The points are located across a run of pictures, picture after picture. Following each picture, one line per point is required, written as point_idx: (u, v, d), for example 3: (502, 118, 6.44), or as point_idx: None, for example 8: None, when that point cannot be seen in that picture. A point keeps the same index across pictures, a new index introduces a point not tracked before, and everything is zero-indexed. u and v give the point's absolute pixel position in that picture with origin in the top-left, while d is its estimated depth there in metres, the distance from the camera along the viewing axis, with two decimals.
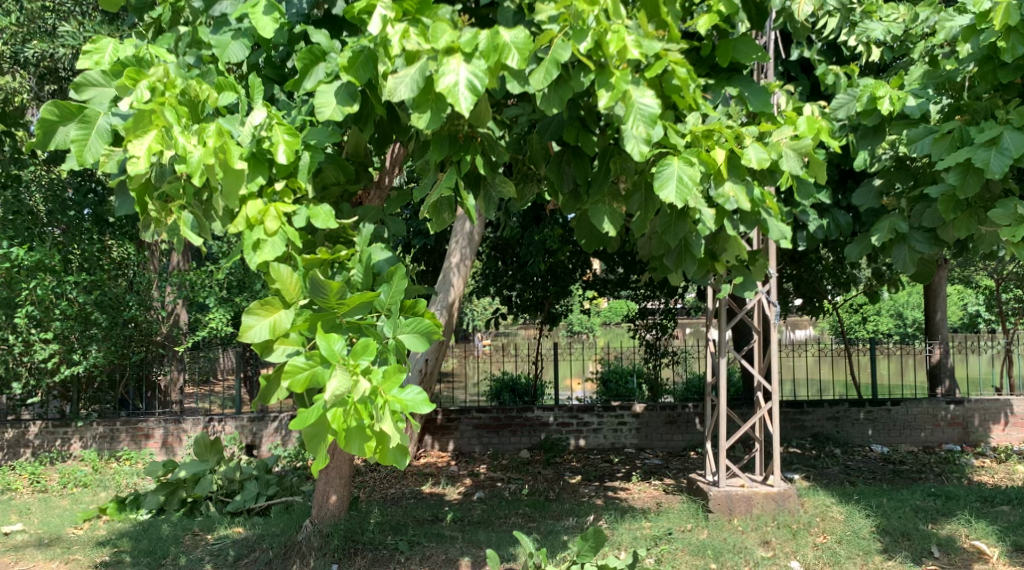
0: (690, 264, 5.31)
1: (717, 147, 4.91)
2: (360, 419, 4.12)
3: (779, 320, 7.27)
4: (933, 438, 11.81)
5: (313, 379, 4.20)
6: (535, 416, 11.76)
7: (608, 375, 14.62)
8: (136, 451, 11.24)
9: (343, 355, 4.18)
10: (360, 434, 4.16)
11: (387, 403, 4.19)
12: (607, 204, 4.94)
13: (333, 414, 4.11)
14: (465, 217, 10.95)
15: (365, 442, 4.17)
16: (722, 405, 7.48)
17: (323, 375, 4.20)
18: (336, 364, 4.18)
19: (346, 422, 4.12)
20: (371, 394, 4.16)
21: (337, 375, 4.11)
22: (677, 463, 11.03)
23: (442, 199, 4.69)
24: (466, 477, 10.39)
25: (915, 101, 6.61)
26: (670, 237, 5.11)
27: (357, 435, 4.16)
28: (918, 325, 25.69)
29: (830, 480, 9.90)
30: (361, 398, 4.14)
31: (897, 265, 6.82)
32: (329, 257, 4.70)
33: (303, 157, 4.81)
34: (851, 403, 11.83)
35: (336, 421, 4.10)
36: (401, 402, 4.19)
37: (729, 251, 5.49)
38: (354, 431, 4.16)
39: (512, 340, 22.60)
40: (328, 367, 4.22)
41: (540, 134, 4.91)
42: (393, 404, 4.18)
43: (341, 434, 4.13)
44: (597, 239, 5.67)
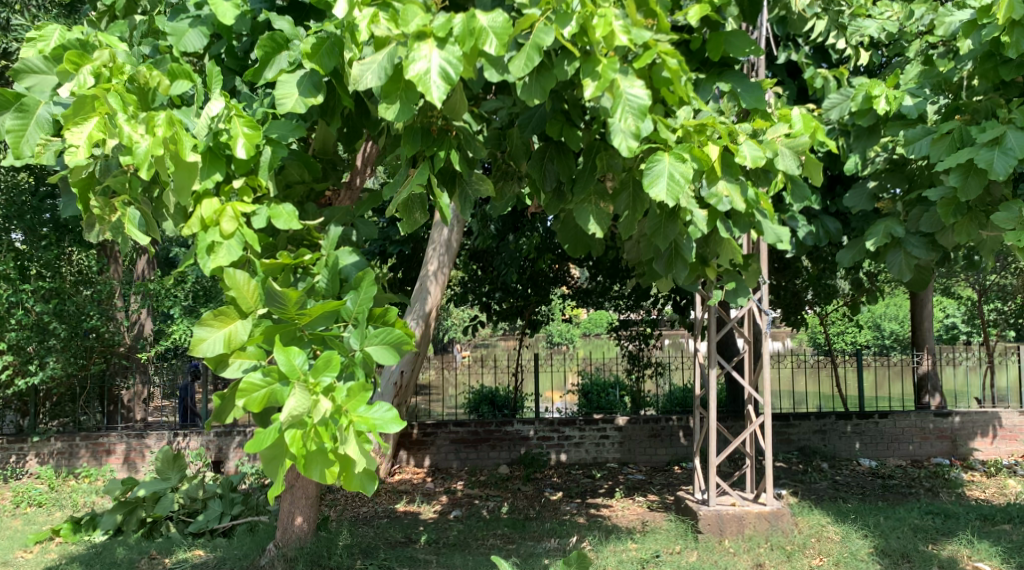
0: (681, 268, 4.98)
1: (711, 142, 4.57)
2: (321, 442, 3.73)
3: (770, 329, 6.95)
4: (921, 451, 11.51)
5: (270, 398, 3.82)
6: (515, 430, 11.38)
7: (588, 388, 14.06)
8: (96, 468, 10.74)
9: (304, 372, 3.78)
10: (322, 459, 3.79)
11: (352, 423, 3.79)
12: (591, 204, 4.59)
13: (291, 437, 3.73)
14: (442, 223, 10.60)
15: (327, 467, 3.81)
16: (711, 419, 7.13)
17: (280, 394, 3.82)
18: (295, 381, 3.77)
19: (306, 445, 3.75)
20: (333, 414, 3.77)
21: (295, 395, 3.71)
22: (661, 479, 10.69)
23: (414, 198, 4.29)
24: (443, 495, 9.99)
25: (912, 100, 6.32)
26: (659, 239, 4.78)
27: (319, 459, 3.79)
28: (896, 337, 25.59)
29: (819, 497, 9.58)
30: (322, 419, 3.74)
31: (892, 271, 6.49)
32: (291, 262, 4.29)
33: (264, 152, 4.42)
34: (838, 415, 11.51)
35: (294, 444, 3.72)
36: (367, 423, 3.78)
37: (721, 254, 5.17)
38: (316, 455, 3.78)
39: (490, 352, 22.22)
40: (287, 385, 3.84)
41: (521, 129, 4.53)
42: (359, 425, 3.78)
43: (300, 458, 3.76)
44: (582, 242, 5.34)
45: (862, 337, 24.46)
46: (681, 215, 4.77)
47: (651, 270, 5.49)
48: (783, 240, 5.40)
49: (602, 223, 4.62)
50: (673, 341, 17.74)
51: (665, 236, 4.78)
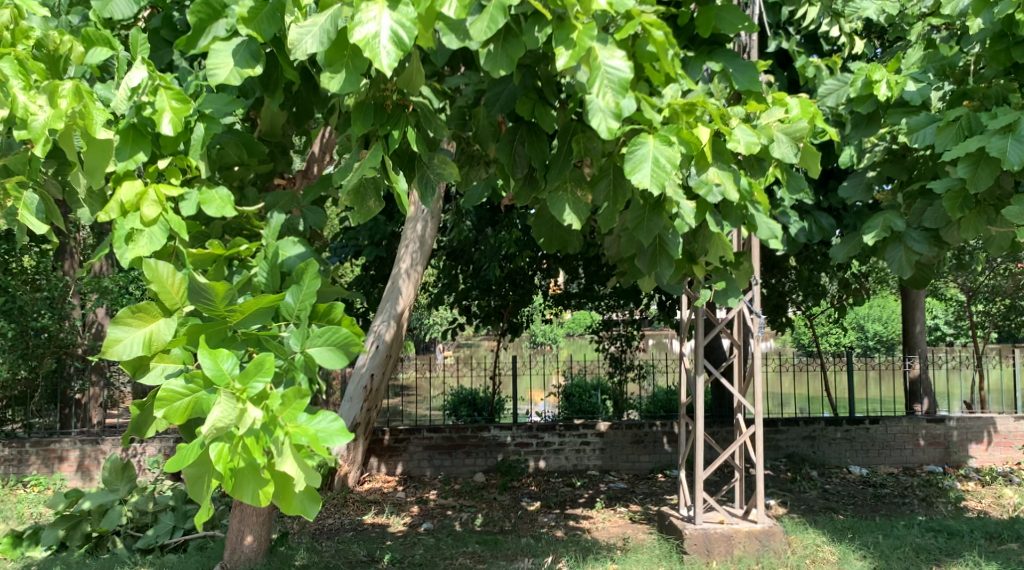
0: (666, 264, 4.49)
1: (701, 124, 4.05)
2: (253, 457, 3.22)
3: (763, 333, 6.43)
4: (914, 459, 11.06)
5: (195, 407, 3.32)
6: (491, 436, 10.85)
7: (570, 389, 13.47)
8: (47, 476, 10.17)
9: (232, 377, 3.30)
10: (255, 476, 3.28)
11: (290, 434, 3.28)
12: (567, 193, 4.10)
13: (217, 452, 3.23)
14: (415, 218, 10.04)
15: (261, 486, 3.29)
16: (698, 429, 6.61)
17: (206, 402, 3.30)
18: (222, 389, 3.27)
19: (234, 461, 3.25)
20: (266, 424, 3.26)
21: (221, 402, 3.22)
22: (644, 487, 10.23)
23: (365, 182, 3.66)
24: (414, 505, 9.50)
25: (916, 85, 5.84)
26: (642, 233, 4.30)
27: (250, 476, 3.28)
28: (879, 340, 25.27)
29: (808, 510, 9.13)
30: (253, 431, 3.24)
31: (892, 267, 6.01)
32: (224, 253, 3.80)
33: (195, 129, 3.94)
34: (827, 420, 11.05)
35: (220, 460, 3.23)
36: (306, 434, 3.28)
37: (711, 252, 4.68)
38: (246, 472, 3.27)
39: (471, 353, 21.72)
40: (212, 392, 3.32)
41: (488, 108, 4.02)
42: (297, 437, 3.27)
43: (228, 476, 3.26)
44: (560, 236, 4.84)
45: (847, 339, 24.12)
46: (667, 206, 4.28)
47: (633, 268, 5.00)
48: (778, 237, 4.91)
49: (581, 214, 4.11)
50: (656, 342, 17.27)
51: (649, 230, 4.29)
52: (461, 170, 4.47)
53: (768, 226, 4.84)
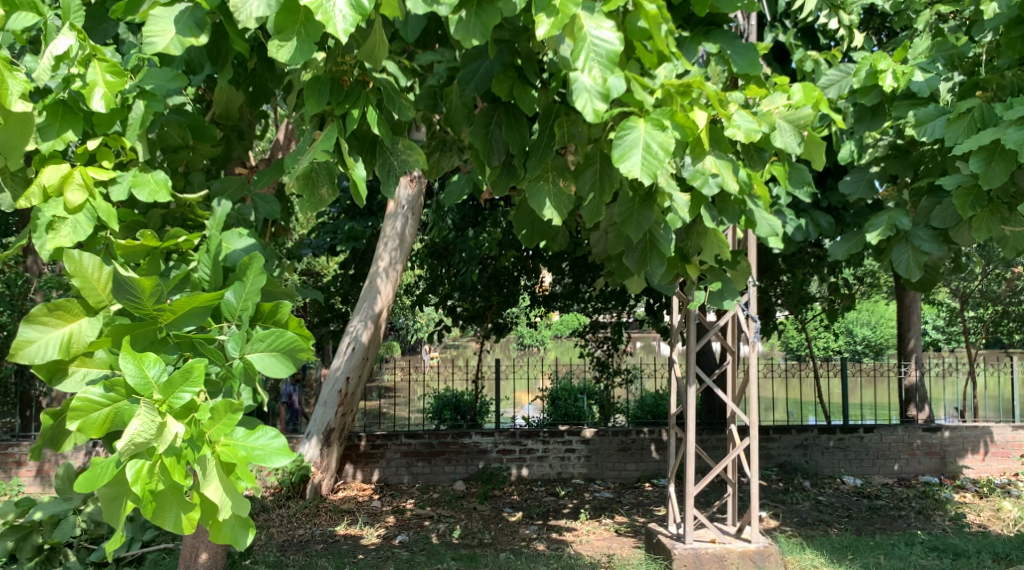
0: (657, 262, 4.08)
1: (698, 108, 3.64)
2: (174, 480, 2.80)
3: (760, 340, 6.01)
4: (909, 469, 10.69)
5: (115, 420, 2.85)
6: (473, 443, 10.44)
7: (557, 392, 12.89)
8: (5, 481, 9.71)
9: (156, 387, 2.86)
10: (176, 498, 2.86)
11: (217, 453, 2.90)
12: (547, 183, 3.72)
13: (134, 471, 2.79)
14: (394, 214, 9.64)
15: (185, 511, 2.88)
16: (688, 441, 6.19)
17: (128, 411, 2.84)
18: (144, 398, 2.83)
19: (153, 483, 2.81)
20: (192, 440, 2.88)
21: (140, 413, 2.79)
22: (630, 498, 9.84)
23: (317, 168, 3.25)
24: (390, 515, 9.10)
25: (923, 75, 5.47)
26: (631, 229, 3.89)
27: (172, 499, 2.86)
28: (868, 345, 24.99)
29: (800, 524, 8.78)
30: (178, 448, 2.83)
31: (899, 269, 5.64)
32: (158, 244, 3.43)
33: (132, 106, 3.53)
34: (820, 429, 10.68)
35: (138, 482, 2.78)
36: (237, 454, 2.90)
37: (706, 250, 4.27)
38: (168, 495, 2.85)
39: (456, 356, 21.30)
40: (135, 403, 2.85)
41: (461, 86, 3.61)
42: (227, 458, 2.89)
43: (147, 500, 2.82)
44: (543, 230, 4.43)
45: (836, 343, 23.82)
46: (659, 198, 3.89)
47: (621, 267, 4.59)
48: (778, 234, 4.51)
49: (564, 207, 3.73)
50: (645, 346, 16.88)
51: (641, 224, 3.88)
52: (429, 154, 4.03)
53: (768, 222, 4.45)
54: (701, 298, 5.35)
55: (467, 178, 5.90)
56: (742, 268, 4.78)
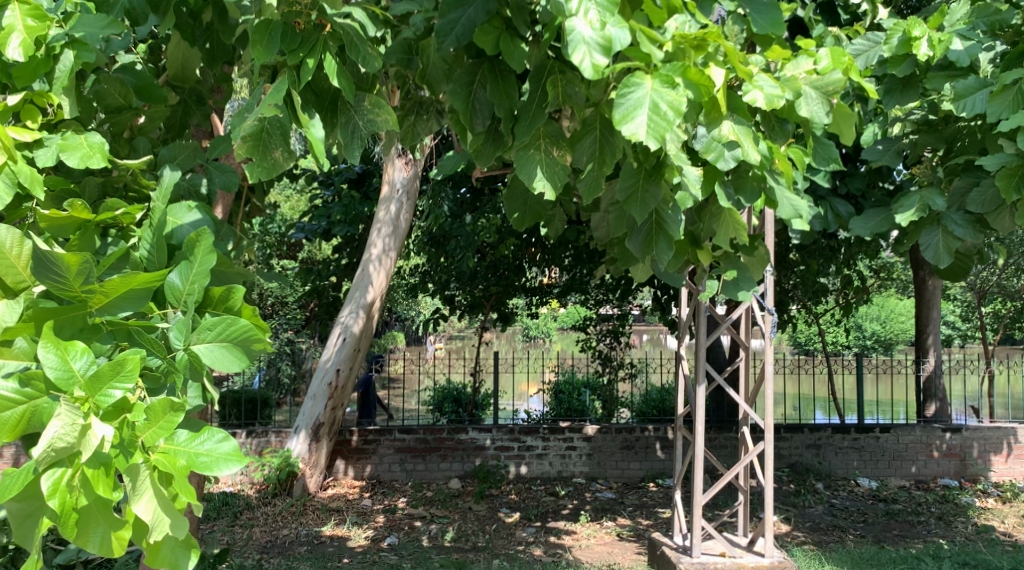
0: (664, 245, 3.59)
1: (714, 64, 3.14)
2: (101, 494, 2.13)
3: (776, 335, 5.50)
4: (927, 471, 10.18)
5: (31, 421, 2.17)
6: (469, 439, 9.97)
7: (559, 386, 12.41)
8: None
9: (81, 382, 2.20)
10: (106, 517, 2.19)
11: (156, 460, 2.25)
12: (539, 152, 3.23)
13: (52, 485, 2.10)
14: (388, 198, 9.19)
15: (114, 530, 2.20)
16: (697, 444, 5.69)
17: (47, 411, 2.18)
18: (65, 396, 2.16)
19: (75, 498, 2.13)
20: (123, 444, 2.21)
21: (62, 412, 2.12)
22: (633, 499, 9.37)
23: (267, 126, 2.74)
24: (379, 515, 8.65)
25: (963, 44, 4.99)
26: (635, 207, 3.41)
27: (98, 519, 2.18)
28: (878, 341, 24.47)
29: (812, 529, 8.32)
30: (106, 454, 2.16)
31: (927, 254, 5.17)
32: (91, 217, 2.85)
33: (62, 56, 3.03)
34: (834, 428, 10.17)
35: (57, 496, 2.10)
36: (181, 459, 2.27)
37: (720, 233, 3.78)
38: (94, 513, 2.18)
39: (459, 347, 20.86)
40: (55, 401, 2.19)
41: (440, 37, 3.08)
42: (167, 467, 2.24)
43: (66, 520, 2.14)
44: (536, 209, 4.00)
45: (846, 337, 23.30)
46: (668, 172, 3.41)
47: (626, 251, 4.10)
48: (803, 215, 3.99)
49: (560, 181, 3.25)
50: (650, 339, 16.41)
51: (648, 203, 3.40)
52: (403, 116, 3.56)
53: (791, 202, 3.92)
54: (715, 286, 4.85)
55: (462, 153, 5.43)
56: (760, 255, 4.25)
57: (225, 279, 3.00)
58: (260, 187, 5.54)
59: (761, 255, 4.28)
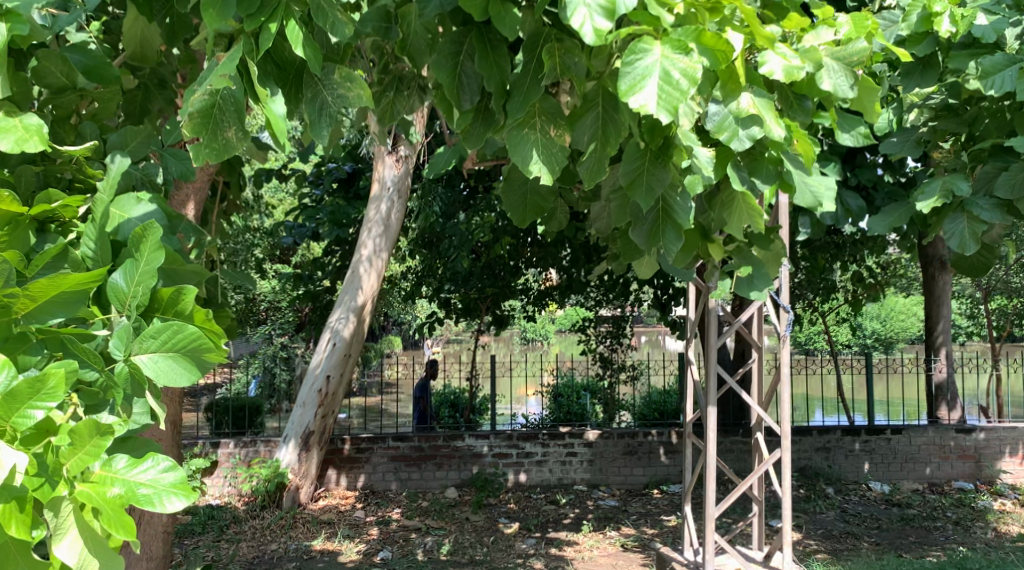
0: (672, 235, 3.21)
1: (730, 29, 2.77)
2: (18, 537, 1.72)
3: (791, 334, 5.13)
4: (941, 474, 9.82)
5: None
6: (466, 446, 9.61)
7: (559, 389, 11.98)
8: None
9: None
10: (25, 557, 1.80)
11: (83, 493, 1.83)
12: (534, 131, 2.87)
13: None
14: (380, 197, 8.84)
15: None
16: (708, 452, 5.32)
17: None
18: None
19: None
20: (45, 473, 1.77)
21: None
22: (637, 506, 9.01)
23: (221, 100, 2.37)
24: (372, 527, 8.29)
25: (988, 19, 4.65)
26: (640, 194, 3.05)
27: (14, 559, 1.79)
28: (879, 339, 24.12)
29: (824, 537, 7.97)
30: (23, 488, 1.72)
31: (951, 242, 4.72)
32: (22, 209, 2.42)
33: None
34: (844, 430, 9.80)
35: None
36: (116, 487, 1.86)
37: (732, 221, 3.41)
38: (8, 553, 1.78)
39: (455, 351, 20.50)
40: None
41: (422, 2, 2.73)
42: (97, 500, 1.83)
43: None
44: (536, 202, 3.63)
45: (848, 336, 22.95)
46: (675, 154, 3.05)
47: (630, 245, 3.74)
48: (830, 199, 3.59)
49: (558, 164, 2.88)
50: (651, 340, 16.06)
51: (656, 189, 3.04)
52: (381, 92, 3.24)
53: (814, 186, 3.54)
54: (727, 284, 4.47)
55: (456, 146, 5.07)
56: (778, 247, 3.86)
57: (179, 279, 2.62)
58: (238, 183, 5.18)
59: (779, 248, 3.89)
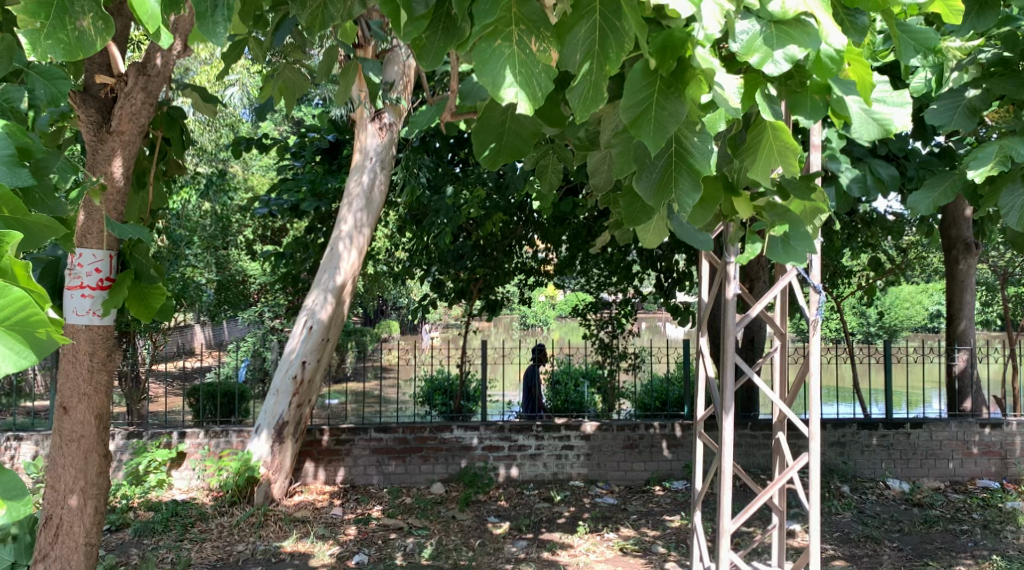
0: (688, 183, 2.68)
1: None
2: None
3: (821, 318, 4.43)
4: (964, 471, 9.15)
5: None
6: (454, 438, 8.95)
7: (556, 376, 11.29)
8: None
9: None
10: None
11: None
12: (509, 41, 2.20)
13: None
14: (361, 167, 8.15)
15: None
16: (724, 453, 4.64)
17: None
18: None
19: None
20: None
21: None
22: (637, 504, 8.36)
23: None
24: (349, 526, 7.64)
25: None
26: (647, 129, 2.52)
27: None
28: (889, 326, 23.35)
29: (841, 541, 7.30)
30: None
31: (1011, 218, 4.07)
32: None
33: None
34: (861, 423, 9.11)
35: None
36: None
37: (759, 165, 2.86)
38: None
39: (450, 336, 19.75)
40: None
41: None
42: None
43: None
44: (515, 146, 3.06)
45: (856, 324, 22.15)
46: (694, 85, 2.54)
47: (633, 205, 3.09)
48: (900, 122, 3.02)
49: (541, 91, 2.21)
50: (652, 325, 15.34)
51: (674, 124, 2.52)
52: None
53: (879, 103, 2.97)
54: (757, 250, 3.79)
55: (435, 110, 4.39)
56: (818, 200, 3.35)
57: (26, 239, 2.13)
58: (180, 141, 4.46)
59: (818, 199, 3.35)
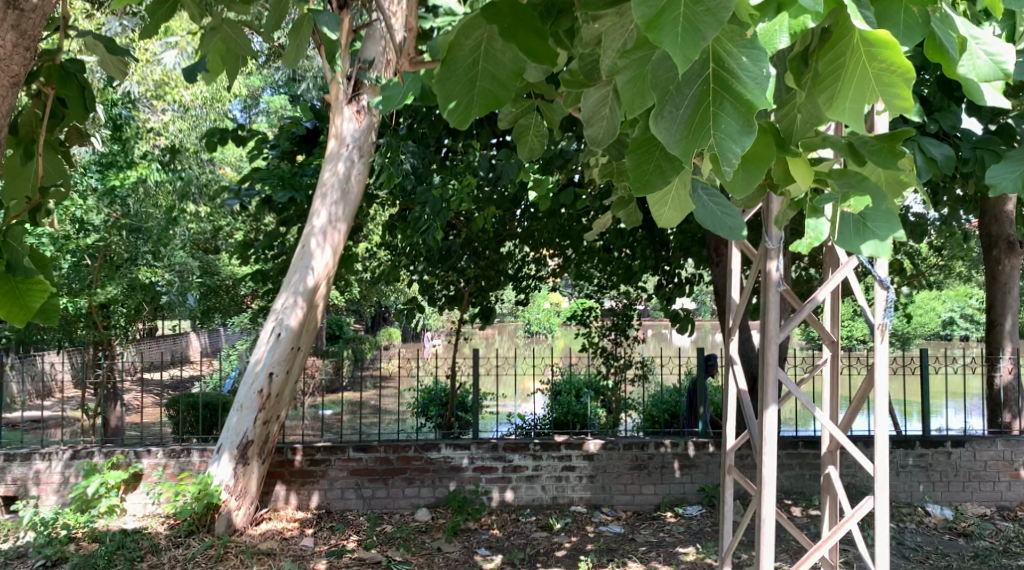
0: (733, 124, 1.84)
1: None
2: None
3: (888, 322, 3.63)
4: (1012, 495, 8.20)
5: None
6: (442, 458, 8.05)
7: (557, 387, 10.39)
8: None
9: None
10: None
11: None
12: None
13: None
14: (336, 154, 7.24)
15: None
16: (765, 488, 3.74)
17: None
18: None
19: None
20: None
21: None
22: (646, 534, 7.43)
23: None
24: (319, 560, 6.73)
25: None
26: (671, 27, 1.73)
27: None
28: (913, 337, 22.22)
29: None
30: None
31: None
32: None
33: None
34: (895, 441, 8.18)
35: None
36: None
37: (850, 96, 2.03)
38: None
39: (451, 345, 18.73)
40: None
41: None
42: None
43: None
44: (493, 92, 2.27)
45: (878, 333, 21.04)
46: None
47: (642, 165, 2.20)
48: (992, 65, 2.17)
49: None
50: (661, 334, 14.37)
51: (713, 25, 1.72)
52: None
53: (984, 46, 2.23)
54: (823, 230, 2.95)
55: (414, 74, 3.50)
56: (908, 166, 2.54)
57: None
58: (80, 105, 3.54)
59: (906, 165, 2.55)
